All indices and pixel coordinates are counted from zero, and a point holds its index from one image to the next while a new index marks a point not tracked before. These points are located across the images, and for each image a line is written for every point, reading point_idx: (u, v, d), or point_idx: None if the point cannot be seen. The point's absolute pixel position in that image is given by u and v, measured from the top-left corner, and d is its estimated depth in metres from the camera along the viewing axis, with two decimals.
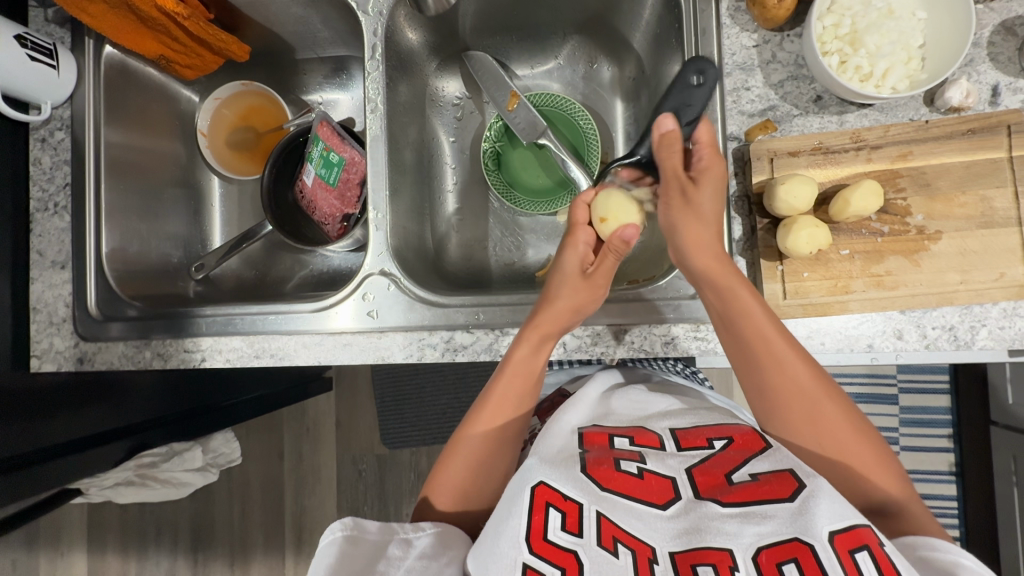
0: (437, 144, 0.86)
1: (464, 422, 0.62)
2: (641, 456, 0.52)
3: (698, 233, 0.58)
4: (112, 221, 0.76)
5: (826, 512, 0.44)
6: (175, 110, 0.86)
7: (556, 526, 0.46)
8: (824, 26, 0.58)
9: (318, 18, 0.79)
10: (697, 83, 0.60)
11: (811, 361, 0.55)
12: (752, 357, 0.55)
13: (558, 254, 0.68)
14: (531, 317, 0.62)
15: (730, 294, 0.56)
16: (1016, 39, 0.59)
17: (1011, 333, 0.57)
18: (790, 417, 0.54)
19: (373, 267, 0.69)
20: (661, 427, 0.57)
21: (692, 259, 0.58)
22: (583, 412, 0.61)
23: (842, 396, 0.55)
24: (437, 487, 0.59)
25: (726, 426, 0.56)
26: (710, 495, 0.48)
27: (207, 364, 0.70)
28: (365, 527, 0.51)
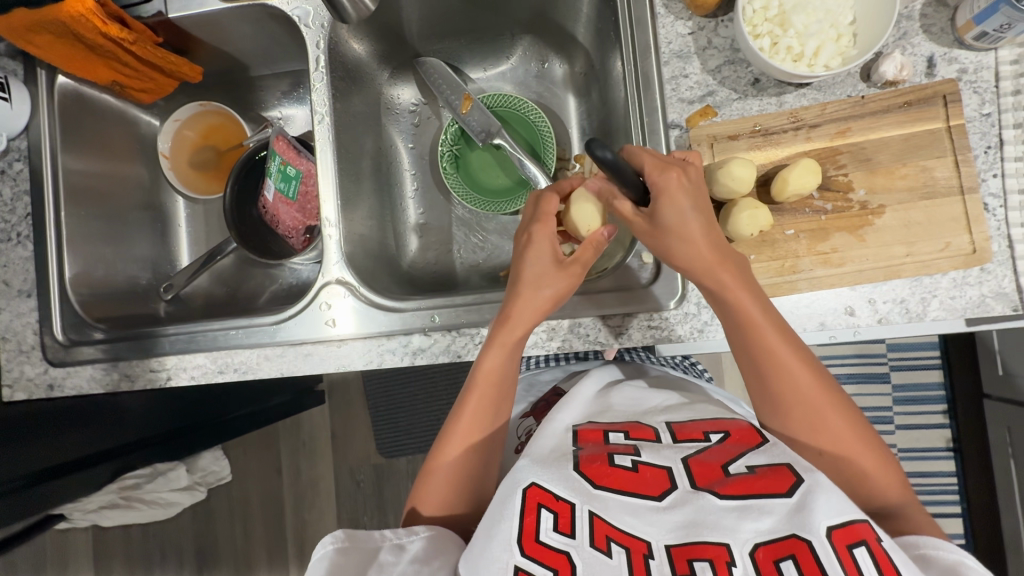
0: (395, 151, 0.87)
1: (440, 438, 0.61)
2: (636, 449, 0.52)
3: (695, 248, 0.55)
4: (75, 248, 0.76)
5: (824, 507, 0.44)
6: (136, 133, 0.87)
7: (548, 527, 0.46)
8: (753, 9, 0.58)
9: (267, 35, 0.80)
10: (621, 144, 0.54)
11: (813, 365, 0.53)
12: (757, 361, 0.54)
13: (524, 243, 0.63)
14: (499, 324, 0.61)
15: (730, 299, 0.54)
16: (947, 10, 0.59)
17: (962, 302, 0.57)
18: (793, 421, 0.53)
19: (329, 276, 0.69)
20: (657, 421, 0.57)
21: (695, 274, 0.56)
22: (577, 411, 0.62)
23: (846, 401, 0.54)
24: (422, 496, 0.58)
25: (723, 421, 0.56)
26: (708, 486, 0.47)
27: (173, 382, 0.70)
28: (358, 539, 0.50)
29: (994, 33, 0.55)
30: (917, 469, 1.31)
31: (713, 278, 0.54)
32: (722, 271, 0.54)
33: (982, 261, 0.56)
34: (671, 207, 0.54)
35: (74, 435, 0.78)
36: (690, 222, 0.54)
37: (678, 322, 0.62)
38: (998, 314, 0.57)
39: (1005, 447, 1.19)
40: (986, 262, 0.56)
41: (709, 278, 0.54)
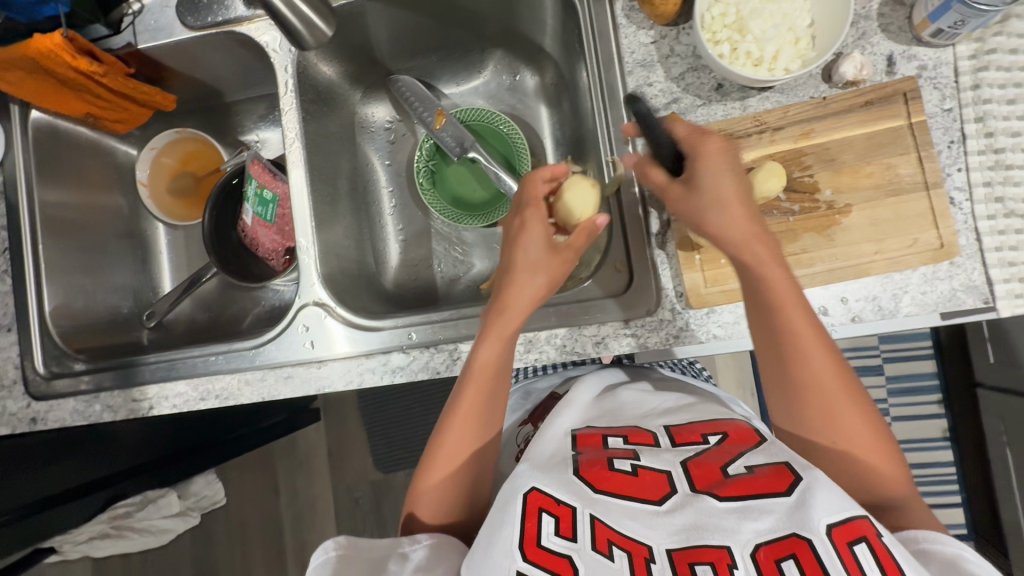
0: (372, 169, 0.87)
1: (440, 433, 0.60)
2: (635, 454, 0.52)
3: (734, 217, 0.53)
4: (54, 280, 0.77)
5: (823, 503, 0.44)
6: (113, 164, 0.88)
7: (550, 531, 0.46)
8: (711, 17, 0.59)
9: (238, 61, 0.80)
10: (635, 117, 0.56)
11: (834, 355, 0.53)
12: (778, 342, 0.53)
13: (518, 227, 0.63)
14: (495, 314, 0.61)
15: (761, 274, 0.53)
16: (904, 9, 0.60)
17: (933, 296, 0.57)
18: (808, 405, 0.53)
19: (305, 299, 0.69)
20: (657, 425, 0.58)
21: (731, 247, 0.54)
22: (576, 414, 0.63)
23: (861, 393, 0.53)
24: (423, 493, 0.59)
25: (720, 423, 0.56)
26: (707, 489, 0.47)
27: (154, 412, 0.70)
28: (363, 544, 0.51)
29: (950, 30, 0.56)
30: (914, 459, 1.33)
31: (745, 249, 0.53)
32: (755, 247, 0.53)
33: (950, 255, 0.56)
34: (708, 174, 0.54)
35: (66, 463, 0.80)
36: (725, 192, 0.54)
37: (652, 330, 0.62)
38: (969, 307, 0.57)
39: (1001, 435, 1.19)
40: (955, 256, 0.57)
41: (741, 255, 0.53)
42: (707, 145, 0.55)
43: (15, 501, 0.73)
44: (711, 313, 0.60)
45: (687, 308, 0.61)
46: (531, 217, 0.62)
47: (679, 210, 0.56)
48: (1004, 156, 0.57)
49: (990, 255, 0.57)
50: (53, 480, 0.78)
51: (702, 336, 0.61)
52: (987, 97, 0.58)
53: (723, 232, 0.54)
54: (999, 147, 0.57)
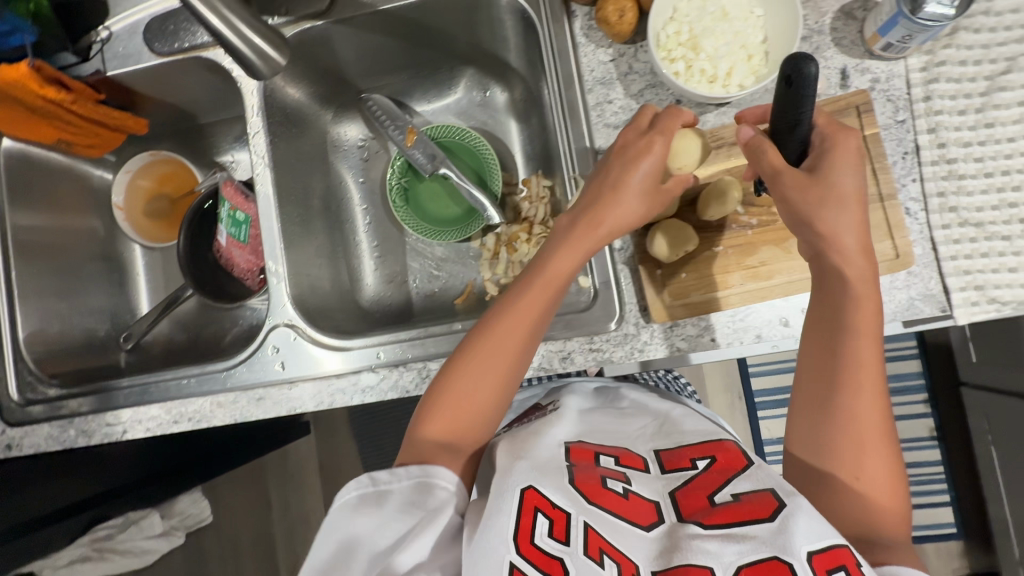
0: (345, 187, 0.88)
1: (496, 321, 0.57)
2: (626, 477, 0.54)
3: (838, 224, 0.51)
4: (28, 306, 0.77)
5: (805, 530, 0.44)
6: (88, 187, 0.89)
7: (543, 532, 0.49)
8: (666, 35, 0.60)
9: (209, 85, 0.81)
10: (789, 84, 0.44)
11: (885, 400, 0.53)
12: (838, 364, 0.53)
13: (643, 138, 0.56)
14: (584, 228, 0.57)
15: (848, 291, 0.52)
16: (856, 23, 0.61)
17: (891, 306, 0.58)
18: (843, 434, 0.52)
19: (277, 319, 0.70)
20: (646, 449, 0.58)
21: (830, 257, 0.52)
22: (569, 426, 0.62)
23: (893, 440, 0.53)
24: (462, 376, 0.57)
25: (709, 444, 0.57)
26: (693, 518, 0.48)
27: (128, 436, 0.70)
28: (384, 482, 0.53)
29: (899, 44, 0.57)
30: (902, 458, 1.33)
31: (841, 262, 0.52)
32: (852, 264, 0.52)
33: (906, 265, 0.57)
34: (834, 169, 0.52)
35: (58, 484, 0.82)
36: (845, 193, 0.51)
37: (617, 345, 0.62)
38: (928, 315, 0.58)
39: (986, 433, 1.19)
40: (911, 266, 0.58)
41: (833, 269, 0.53)
42: (840, 143, 0.52)
43: (10, 523, 0.75)
44: (675, 327, 0.61)
45: (651, 322, 0.61)
46: (661, 144, 0.55)
47: (795, 198, 0.52)
48: (956, 166, 0.58)
49: (946, 264, 0.58)
50: (48, 501, 0.81)
51: (666, 349, 0.61)
52: (938, 109, 0.59)
53: (835, 235, 0.52)
54: (951, 158, 0.58)
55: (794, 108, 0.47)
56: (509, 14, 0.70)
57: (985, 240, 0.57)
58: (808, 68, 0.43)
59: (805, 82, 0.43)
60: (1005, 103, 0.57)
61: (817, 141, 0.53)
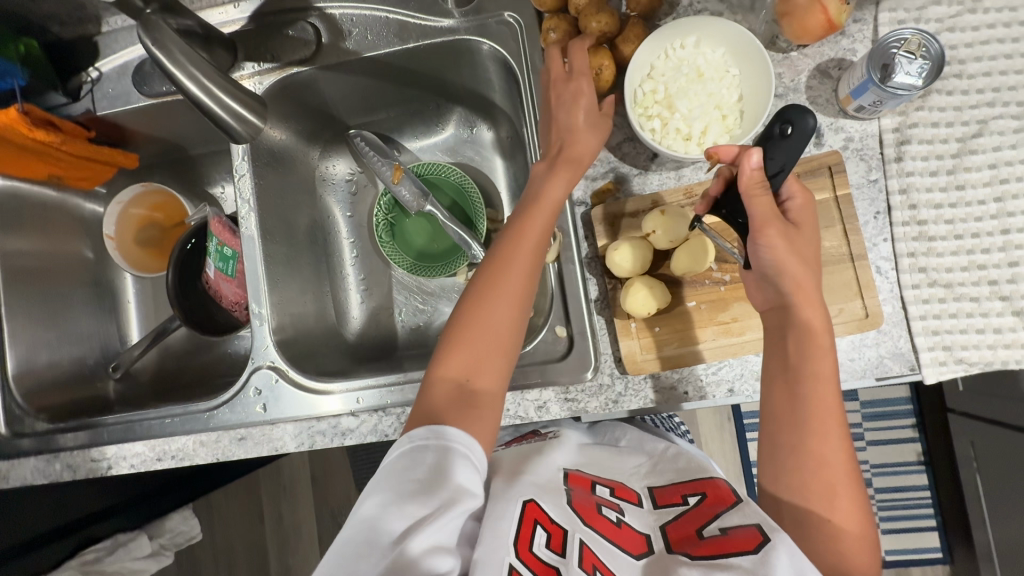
0: (334, 220, 0.89)
1: (500, 263, 0.58)
2: (621, 508, 0.56)
3: (801, 274, 0.53)
4: (17, 336, 0.78)
5: (785, 564, 0.44)
6: (80, 218, 0.90)
7: (540, 542, 0.50)
8: (642, 93, 0.61)
9: (199, 121, 0.82)
10: (785, 133, 0.49)
11: (849, 447, 0.54)
12: (803, 414, 0.54)
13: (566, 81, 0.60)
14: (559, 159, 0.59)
15: (812, 342, 0.53)
16: (831, 82, 0.61)
17: (861, 363, 0.59)
18: (812, 481, 0.53)
19: (260, 361, 0.71)
20: (641, 485, 0.60)
21: (797, 308, 0.53)
22: (569, 455, 0.64)
23: (859, 483, 0.54)
24: (478, 319, 0.57)
25: (703, 481, 0.58)
26: (681, 549, 0.50)
27: (113, 471, 0.71)
28: (416, 442, 0.50)
29: (870, 107, 0.57)
30: (889, 482, 1.35)
31: (804, 314, 0.53)
32: (811, 313, 0.53)
33: (875, 325, 0.58)
34: (805, 227, 0.54)
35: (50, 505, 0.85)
36: (806, 246, 0.54)
37: (592, 395, 0.63)
38: (897, 373, 0.59)
39: (972, 461, 1.19)
40: (880, 325, 0.58)
41: (796, 317, 0.53)
42: (804, 199, 0.55)
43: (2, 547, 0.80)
44: (648, 379, 0.62)
45: (625, 373, 0.62)
46: (587, 83, 0.59)
47: (770, 250, 0.53)
48: (927, 228, 0.59)
49: (916, 323, 0.58)
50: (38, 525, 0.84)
51: (640, 401, 0.62)
52: (909, 169, 0.59)
53: (804, 292, 0.53)
54: (922, 219, 0.59)
55: (772, 152, 0.51)
56: (492, 61, 0.71)
57: (954, 301, 0.58)
58: (806, 120, 0.48)
59: (803, 131, 0.49)
60: (976, 165, 0.58)
61: (785, 195, 0.55)
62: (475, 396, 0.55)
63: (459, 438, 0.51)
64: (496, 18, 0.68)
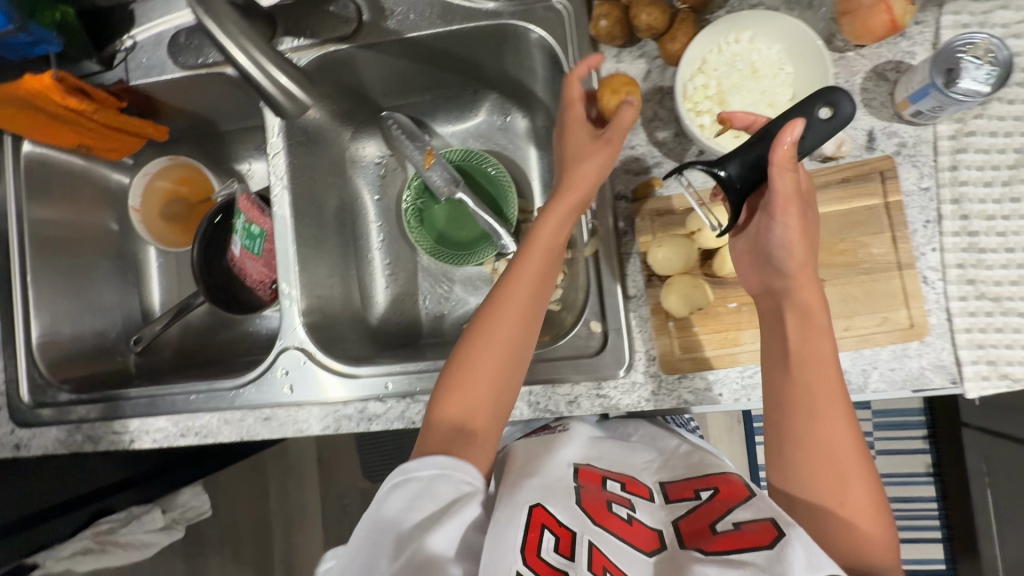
0: (362, 202, 0.88)
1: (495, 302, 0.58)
2: (632, 503, 0.53)
3: (801, 257, 0.52)
4: (43, 304, 0.78)
5: (801, 559, 0.43)
6: (107, 189, 0.89)
7: (549, 547, 0.47)
8: (693, 87, 0.59)
9: (232, 97, 0.81)
10: (825, 114, 0.48)
11: (858, 432, 0.52)
12: (804, 396, 0.52)
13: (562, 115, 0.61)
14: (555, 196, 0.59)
15: (813, 321, 0.53)
16: (887, 84, 0.60)
17: (902, 374, 0.58)
18: (819, 468, 0.51)
19: (287, 341, 0.71)
20: (652, 480, 0.58)
21: (792, 289, 0.53)
22: (578, 450, 0.61)
23: (874, 473, 0.52)
24: (472, 356, 0.57)
25: (713, 476, 0.56)
26: (695, 545, 0.48)
27: (136, 445, 0.72)
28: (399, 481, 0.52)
29: (929, 112, 0.56)
30: (897, 492, 1.35)
31: (803, 296, 0.53)
32: (807, 294, 0.52)
33: (919, 335, 0.57)
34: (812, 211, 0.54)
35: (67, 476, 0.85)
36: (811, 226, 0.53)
37: (624, 393, 0.62)
38: (937, 385, 0.57)
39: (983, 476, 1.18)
40: (924, 336, 0.57)
41: (796, 299, 0.53)
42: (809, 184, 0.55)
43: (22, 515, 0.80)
44: (682, 379, 0.61)
45: (659, 372, 0.61)
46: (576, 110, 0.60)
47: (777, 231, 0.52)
48: (978, 240, 0.57)
49: (960, 336, 0.57)
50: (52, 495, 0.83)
51: (673, 400, 0.61)
52: (963, 178, 0.58)
53: (802, 272, 0.53)
54: (973, 230, 0.58)
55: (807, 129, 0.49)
56: (537, 49, 0.69)
57: (1000, 315, 0.57)
58: (846, 104, 0.48)
59: (841, 116, 0.48)
60: None
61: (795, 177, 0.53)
62: (474, 432, 0.55)
63: (429, 466, 0.52)
64: (544, 4, 0.66)
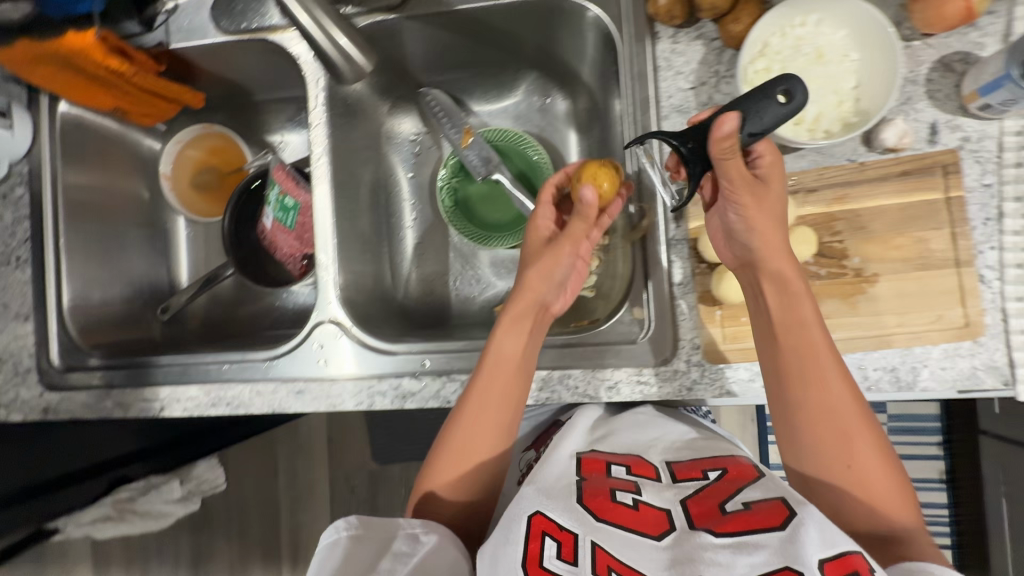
0: (395, 179, 0.87)
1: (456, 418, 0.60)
2: (637, 487, 0.51)
3: (772, 231, 0.54)
4: (73, 267, 0.77)
5: (815, 540, 0.42)
6: (138, 155, 0.88)
7: (551, 555, 0.46)
8: (755, 70, 0.58)
9: (270, 66, 0.80)
10: (781, 99, 0.50)
11: (857, 390, 0.52)
12: (796, 361, 0.53)
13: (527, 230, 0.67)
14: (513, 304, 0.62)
15: (792, 287, 0.53)
16: (954, 76, 0.58)
17: (952, 373, 0.56)
18: (820, 429, 0.52)
19: (321, 315, 0.70)
20: (658, 458, 0.56)
21: (765, 261, 0.54)
22: (580, 438, 0.59)
23: (878, 428, 0.52)
24: (439, 471, 0.59)
25: (721, 457, 0.55)
26: (705, 526, 0.46)
27: (165, 413, 0.71)
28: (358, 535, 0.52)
29: (998, 106, 0.54)
30: None
31: (779, 266, 0.54)
32: (779, 261, 0.53)
33: (974, 335, 0.56)
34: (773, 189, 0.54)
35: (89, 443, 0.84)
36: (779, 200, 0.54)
37: (666, 380, 0.61)
38: (988, 386, 0.56)
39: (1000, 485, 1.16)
40: (978, 336, 0.56)
41: (774, 270, 0.54)
42: (771, 158, 0.54)
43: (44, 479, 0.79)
44: (727, 369, 0.60)
45: (703, 361, 0.60)
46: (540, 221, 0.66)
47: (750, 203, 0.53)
48: None
49: (1015, 337, 0.56)
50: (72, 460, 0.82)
51: (716, 390, 0.60)
52: None
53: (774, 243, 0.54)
54: None
55: (761, 110, 0.51)
56: (592, 29, 0.68)
57: None
58: (799, 90, 0.50)
59: (795, 103, 0.51)
60: None
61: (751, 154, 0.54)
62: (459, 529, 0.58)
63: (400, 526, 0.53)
64: None
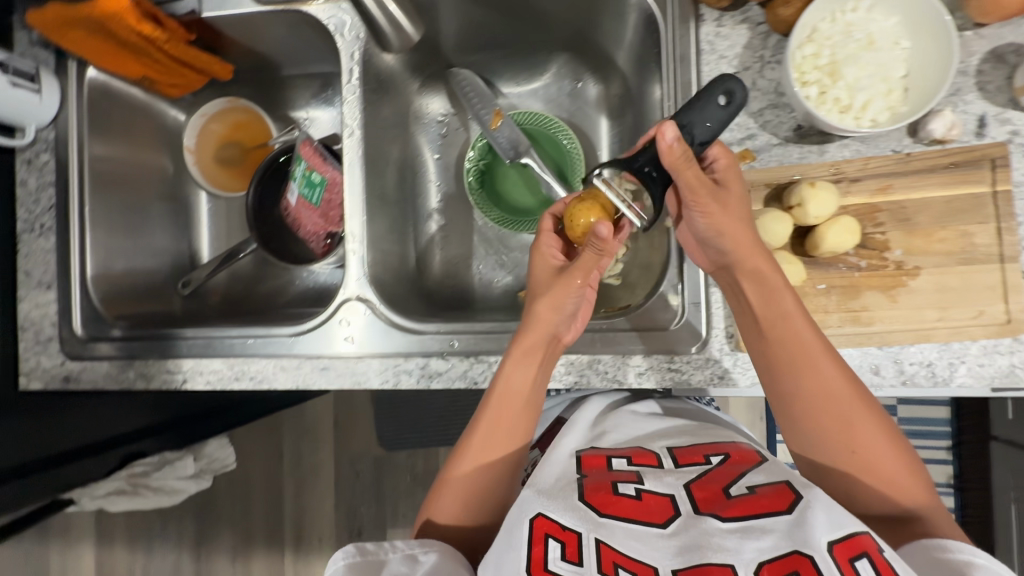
0: (422, 159, 0.86)
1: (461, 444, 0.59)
2: (639, 476, 0.49)
3: (741, 234, 0.54)
4: (97, 236, 0.76)
5: (823, 523, 0.41)
6: (163, 127, 0.87)
7: (556, 556, 0.42)
8: (803, 55, 0.57)
9: (302, 40, 0.79)
10: (723, 102, 0.54)
11: (852, 376, 0.52)
12: (785, 353, 0.53)
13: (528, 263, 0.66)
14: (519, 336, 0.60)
15: (770, 282, 0.54)
16: (1006, 68, 0.57)
17: (990, 370, 0.56)
18: (819, 417, 0.52)
19: (351, 291, 0.69)
20: (659, 446, 0.55)
21: (739, 262, 0.55)
22: (577, 437, 0.59)
23: (881, 411, 0.52)
24: (443, 495, 0.57)
25: (721, 444, 0.55)
26: (710, 510, 0.44)
27: (188, 385, 0.70)
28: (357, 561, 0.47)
29: None
30: None
31: (754, 265, 0.54)
32: (755, 259, 0.54)
33: (1015, 332, 0.55)
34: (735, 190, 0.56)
35: None
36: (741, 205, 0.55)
37: (697, 368, 0.60)
38: None
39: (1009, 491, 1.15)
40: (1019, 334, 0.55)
41: (749, 270, 0.54)
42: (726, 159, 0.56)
43: None
44: None
45: (735, 349, 0.60)
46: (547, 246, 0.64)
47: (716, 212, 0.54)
48: None
49: None
50: None
51: (748, 379, 0.59)
52: None
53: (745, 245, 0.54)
54: None
55: (705, 116, 0.54)
56: (633, 10, 0.67)
57: None
58: (737, 91, 0.54)
59: (733, 103, 0.54)
60: None
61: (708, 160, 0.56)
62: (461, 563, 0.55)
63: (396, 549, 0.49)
64: None
